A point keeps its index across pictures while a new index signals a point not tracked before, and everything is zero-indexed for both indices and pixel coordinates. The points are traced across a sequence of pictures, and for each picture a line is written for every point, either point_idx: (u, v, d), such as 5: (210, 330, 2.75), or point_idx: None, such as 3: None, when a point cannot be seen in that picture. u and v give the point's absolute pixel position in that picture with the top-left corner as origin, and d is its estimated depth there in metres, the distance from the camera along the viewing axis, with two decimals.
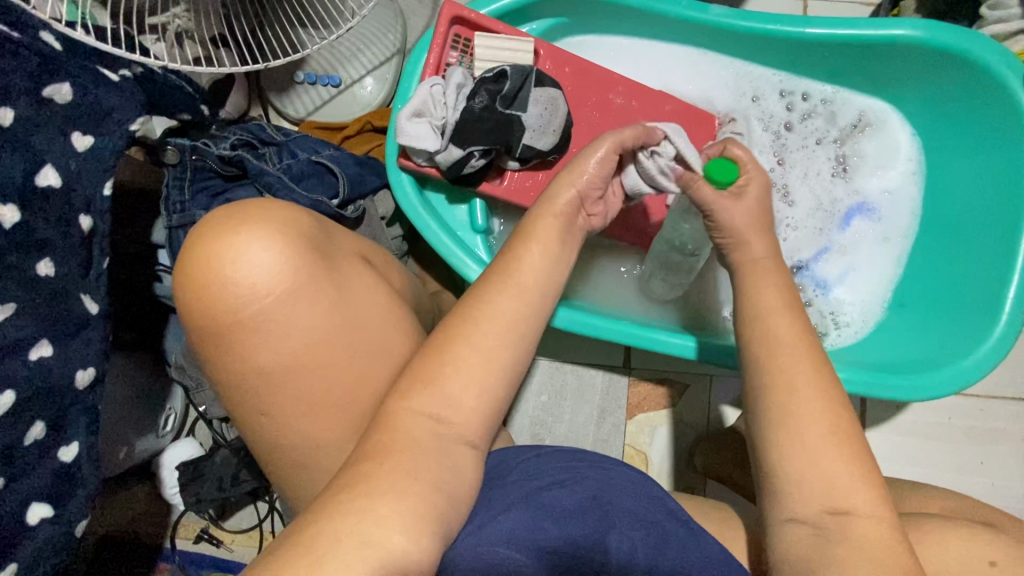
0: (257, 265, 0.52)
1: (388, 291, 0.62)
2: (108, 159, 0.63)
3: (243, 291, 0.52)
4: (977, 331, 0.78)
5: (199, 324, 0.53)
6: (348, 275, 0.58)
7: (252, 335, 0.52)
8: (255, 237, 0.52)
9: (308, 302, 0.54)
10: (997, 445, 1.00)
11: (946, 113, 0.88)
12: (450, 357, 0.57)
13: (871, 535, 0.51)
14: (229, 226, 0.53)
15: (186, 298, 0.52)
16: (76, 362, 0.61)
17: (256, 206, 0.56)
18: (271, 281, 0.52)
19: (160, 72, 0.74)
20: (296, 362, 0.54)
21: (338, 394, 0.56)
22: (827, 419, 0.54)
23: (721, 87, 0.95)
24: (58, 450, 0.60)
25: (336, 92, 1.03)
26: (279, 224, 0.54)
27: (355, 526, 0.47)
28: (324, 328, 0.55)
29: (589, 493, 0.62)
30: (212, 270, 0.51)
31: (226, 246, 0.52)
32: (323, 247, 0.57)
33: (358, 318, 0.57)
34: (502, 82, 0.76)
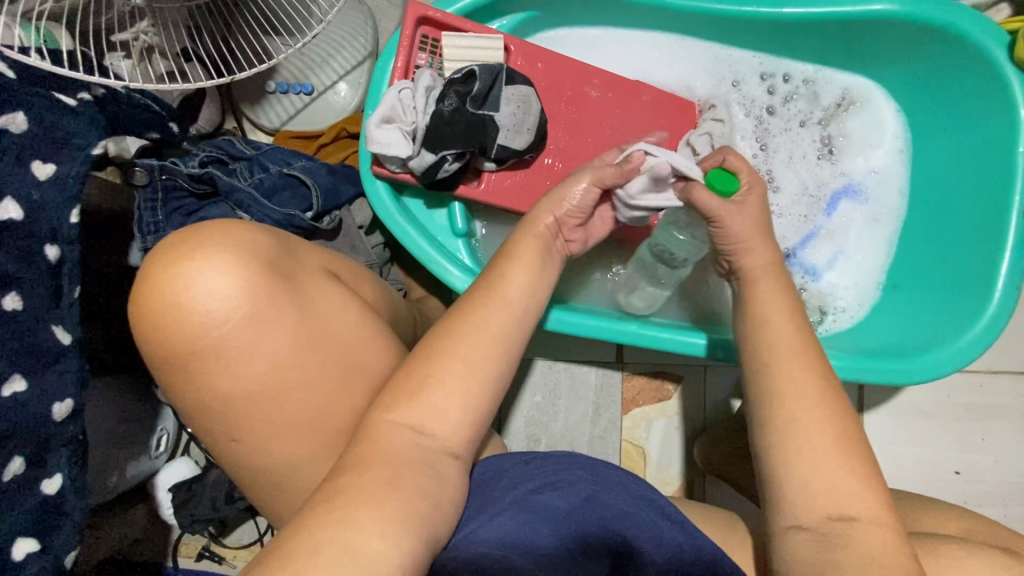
0: (223, 290, 0.51)
1: (360, 307, 0.60)
2: (72, 185, 0.62)
3: (202, 318, 0.51)
4: (971, 309, 0.76)
5: (161, 354, 0.52)
6: (318, 293, 0.57)
7: (216, 360, 0.52)
8: (211, 261, 0.51)
9: (271, 325, 0.53)
10: (997, 420, 0.99)
11: (928, 88, 0.86)
12: (429, 369, 0.56)
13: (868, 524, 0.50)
14: (184, 252, 0.52)
15: (154, 326, 0.51)
16: (52, 394, 0.59)
17: (214, 228, 0.55)
18: (239, 304, 0.52)
19: (123, 92, 0.73)
20: (264, 386, 0.53)
21: (313, 416, 0.55)
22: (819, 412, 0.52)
23: (699, 73, 0.93)
24: (41, 484, 0.59)
25: (309, 100, 1.01)
26: (236, 245, 0.53)
27: (336, 536, 0.45)
28: (291, 350, 0.54)
29: (582, 495, 0.61)
30: (168, 297, 0.51)
31: (190, 271, 0.51)
32: (283, 266, 0.56)
33: (328, 336, 0.56)
34: (471, 82, 0.74)
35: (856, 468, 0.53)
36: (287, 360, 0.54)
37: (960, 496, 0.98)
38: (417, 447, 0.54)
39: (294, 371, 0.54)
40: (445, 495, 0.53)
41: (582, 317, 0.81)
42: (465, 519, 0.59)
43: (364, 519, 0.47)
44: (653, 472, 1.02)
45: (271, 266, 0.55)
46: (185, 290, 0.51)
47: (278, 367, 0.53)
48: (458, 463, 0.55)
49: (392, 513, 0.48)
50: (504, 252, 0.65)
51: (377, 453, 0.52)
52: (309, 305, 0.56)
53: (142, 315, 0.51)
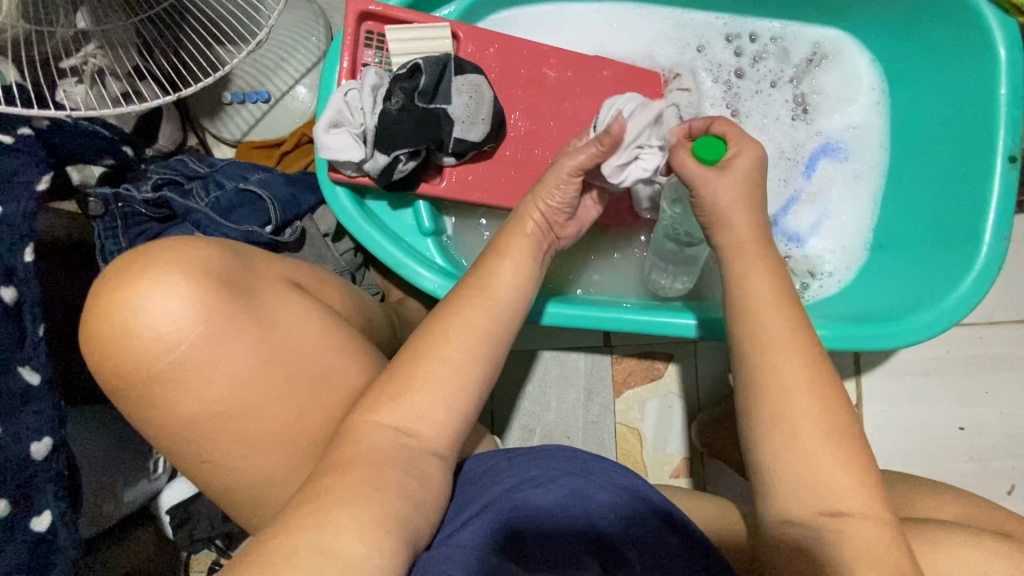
0: (172, 315, 0.50)
1: (323, 317, 0.59)
2: (22, 224, 0.61)
3: (155, 343, 0.50)
4: (960, 264, 0.73)
5: (119, 386, 0.52)
6: (269, 308, 0.55)
7: (174, 385, 0.51)
8: (158, 285, 0.50)
9: (226, 348, 0.52)
10: (1001, 371, 0.97)
11: (902, 34, 0.82)
12: (394, 373, 0.54)
13: (862, 503, 0.47)
14: (129, 278, 0.51)
15: (105, 360, 0.51)
16: (26, 434, 0.59)
17: (163, 249, 0.54)
18: (186, 330, 0.51)
19: (68, 122, 0.72)
20: (223, 409, 0.53)
21: (279, 433, 0.54)
22: (800, 382, 0.50)
23: (662, 41, 0.89)
24: (29, 521, 0.59)
25: (266, 108, 0.98)
26: (185, 265, 0.52)
27: (311, 538, 0.44)
28: (249, 370, 0.53)
29: (566, 490, 0.59)
30: (119, 326, 0.50)
31: (137, 298, 0.50)
32: (238, 283, 0.55)
33: (288, 352, 0.55)
34: (418, 77, 0.72)
35: (856, 439, 0.49)
36: (238, 384, 0.53)
37: (968, 451, 0.96)
38: (398, 450, 0.52)
39: (254, 392, 0.53)
40: (424, 498, 0.52)
41: (580, 309, 0.79)
42: (445, 522, 0.57)
43: (339, 521, 0.45)
44: (650, 453, 1.00)
45: (224, 282, 0.53)
46: (129, 319, 0.50)
47: (233, 390, 0.52)
48: (436, 469, 0.54)
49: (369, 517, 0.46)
50: (492, 248, 0.62)
51: (354, 452, 0.51)
52: (266, 324, 0.54)
53: (94, 346, 0.51)
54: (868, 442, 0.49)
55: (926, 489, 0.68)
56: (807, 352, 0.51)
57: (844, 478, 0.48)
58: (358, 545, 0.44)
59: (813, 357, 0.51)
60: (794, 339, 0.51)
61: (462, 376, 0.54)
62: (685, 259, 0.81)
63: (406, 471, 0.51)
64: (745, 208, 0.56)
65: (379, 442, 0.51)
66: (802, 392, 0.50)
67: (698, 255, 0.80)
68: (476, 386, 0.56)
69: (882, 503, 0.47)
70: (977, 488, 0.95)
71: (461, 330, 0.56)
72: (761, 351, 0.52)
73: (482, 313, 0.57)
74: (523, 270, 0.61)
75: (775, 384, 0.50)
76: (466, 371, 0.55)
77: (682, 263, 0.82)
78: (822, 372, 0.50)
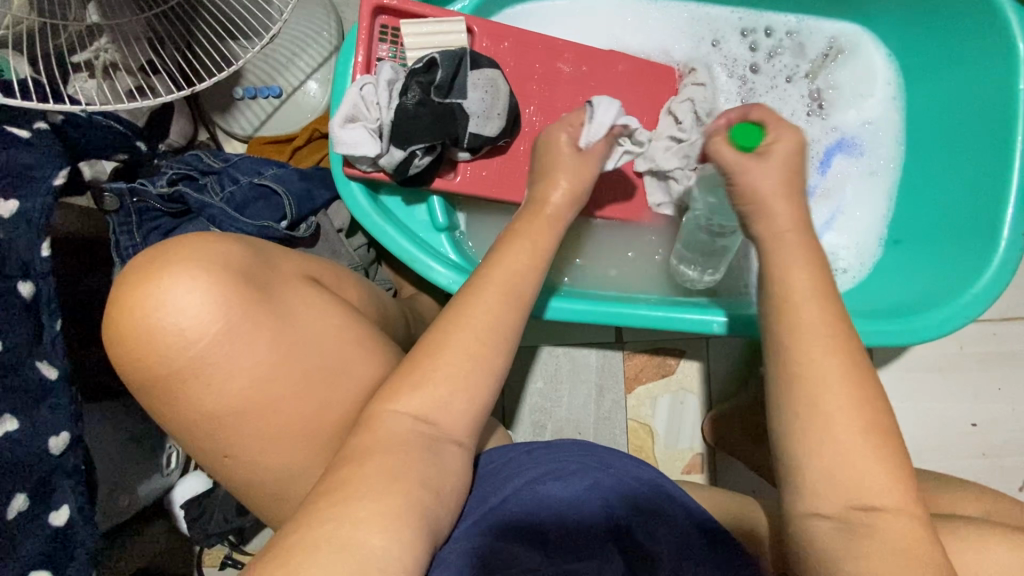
0: (194, 308, 0.50)
1: (342, 312, 0.59)
2: (38, 219, 0.61)
3: (175, 338, 0.50)
4: (977, 261, 0.73)
5: (139, 380, 0.52)
6: (287, 303, 0.55)
7: (195, 380, 0.51)
8: (178, 280, 0.50)
9: (246, 343, 0.52)
10: (1013, 368, 0.96)
11: (919, 29, 0.82)
12: (412, 364, 0.54)
13: (886, 496, 0.47)
14: (149, 273, 0.51)
15: (126, 354, 0.51)
16: (45, 429, 0.59)
17: (183, 244, 0.54)
18: (207, 325, 0.51)
19: (83, 116, 0.73)
20: (244, 404, 0.53)
21: (299, 428, 0.55)
22: (823, 375, 0.50)
23: (676, 36, 0.89)
24: (49, 515, 0.59)
25: (278, 103, 0.98)
26: (206, 260, 0.52)
27: (334, 529, 0.44)
28: (270, 365, 0.53)
29: (586, 484, 0.59)
30: (141, 321, 0.50)
31: (157, 292, 0.50)
32: (258, 278, 0.55)
33: (308, 347, 0.55)
34: (434, 72, 0.72)
35: (880, 433, 0.49)
36: (259, 377, 0.53)
37: (980, 448, 0.96)
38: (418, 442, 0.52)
39: (274, 387, 0.53)
40: (445, 490, 0.52)
41: (590, 304, 0.79)
42: (464, 513, 0.57)
43: (362, 513, 0.45)
44: (662, 449, 1.00)
45: (244, 276, 0.54)
46: (150, 314, 0.50)
47: (253, 383, 0.52)
48: (457, 461, 0.54)
49: (392, 508, 0.46)
50: (508, 236, 0.61)
51: (373, 443, 0.51)
52: (285, 318, 0.54)
53: (115, 341, 0.51)
54: (891, 436, 0.49)
55: (942, 485, 0.68)
56: (830, 346, 0.51)
57: (867, 471, 0.48)
58: (382, 536, 0.44)
59: (837, 350, 0.51)
60: (818, 332, 0.51)
61: (482, 369, 0.54)
62: (718, 250, 0.81)
63: (427, 464, 0.51)
64: (767, 200, 0.56)
65: (401, 435, 0.51)
66: (826, 384, 0.50)
67: (730, 247, 0.80)
68: (495, 379, 0.56)
69: (905, 496, 0.47)
70: (990, 483, 0.95)
71: (482, 324, 0.55)
72: (784, 345, 0.52)
73: (503, 307, 0.57)
74: (542, 265, 0.60)
75: (800, 378, 0.50)
76: (487, 364, 0.55)
77: (716, 254, 0.82)
78: (844, 364, 0.50)
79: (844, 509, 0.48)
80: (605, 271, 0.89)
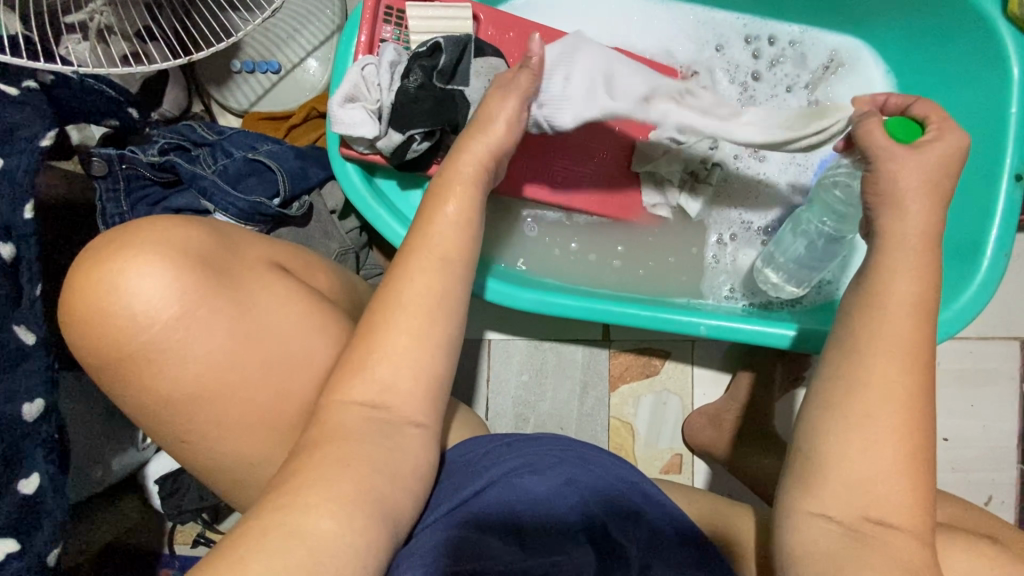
0: (157, 289, 0.50)
1: (308, 296, 0.58)
2: (23, 180, 0.59)
3: (127, 322, 0.49)
4: (959, 278, 0.74)
5: (96, 363, 0.51)
6: (260, 286, 0.55)
7: (151, 364, 0.51)
8: (132, 264, 0.50)
9: (202, 329, 0.51)
10: (987, 386, 0.99)
11: (918, 49, 0.83)
12: (370, 345, 0.51)
13: (862, 507, 0.48)
14: (105, 256, 0.50)
15: (88, 333, 0.50)
16: (19, 394, 0.58)
17: (141, 227, 0.53)
18: (162, 309, 0.50)
19: (75, 78, 0.71)
20: (203, 388, 0.52)
21: (261, 414, 0.54)
22: None
23: (681, 38, 0.89)
24: (18, 484, 0.57)
25: (277, 79, 0.97)
26: (161, 244, 0.51)
27: (293, 515, 0.42)
28: (228, 350, 0.52)
29: (563, 478, 0.59)
30: (96, 305, 0.49)
31: (113, 275, 0.49)
32: (219, 263, 0.54)
33: (268, 332, 0.54)
34: (437, 56, 0.71)
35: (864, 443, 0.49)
36: (234, 356, 0.52)
37: (950, 462, 0.98)
38: (368, 419, 0.50)
39: (234, 373, 0.53)
40: (422, 480, 0.51)
41: (568, 299, 0.79)
42: (440, 499, 0.57)
43: (334, 497, 0.44)
44: (642, 447, 1.01)
45: (203, 262, 0.53)
46: (104, 298, 0.49)
47: (216, 366, 0.52)
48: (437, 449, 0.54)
49: (367, 496, 0.46)
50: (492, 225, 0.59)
51: (328, 432, 0.49)
52: (247, 304, 0.54)
53: (74, 325, 0.51)
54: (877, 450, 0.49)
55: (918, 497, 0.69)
56: None
57: (845, 482, 0.48)
58: (355, 526, 0.43)
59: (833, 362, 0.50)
60: None
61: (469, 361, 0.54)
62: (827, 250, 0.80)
63: (408, 454, 0.50)
64: None
65: (351, 422, 0.50)
66: None
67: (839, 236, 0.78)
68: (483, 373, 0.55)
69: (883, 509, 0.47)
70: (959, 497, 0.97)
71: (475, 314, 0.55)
72: None
73: None
74: None
75: None
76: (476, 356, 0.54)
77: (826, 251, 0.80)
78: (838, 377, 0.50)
79: (814, 509, 0.49)
80: (601, 276, 0.89)
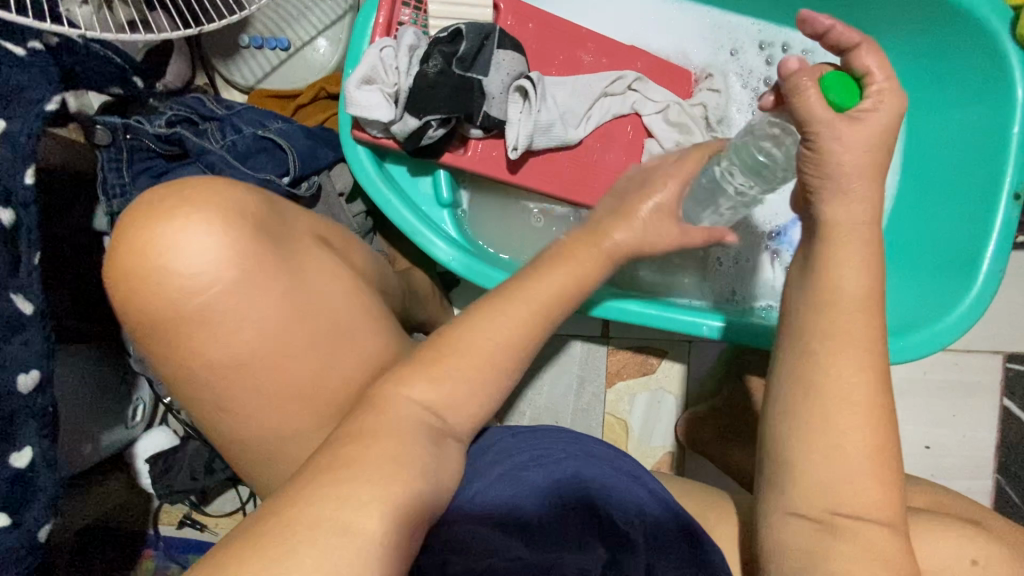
0: (220, 249, 0.48)
1: (348, 275, 0.57)
2: (25, 144, 0.57)
3: (185, 280, 0.47)
4: (955, 291, 0.76)
5: (141, 322, 0.48)
6: (310, 258, 0.54)
7: (206, 326, 0.48)
8: (195, 222, 0.48)
9: (263, 292, 0.49)
10: (969, 397, 1.02)
11: (926, 65, 0.85)
12: None
13: (865, 510, 0.49)
14: (163, 211, 0.48)
15: (137, 290, 0.47)
16: (15, 364, 0.56)
17: (197, 185, 0.51)
18: (224, 269, 0.48)
19: (78, 41, 0.68)
20: (255, 356, 0.50)
21: (302, 390, 0.52)
22: (827, 391, 0.50)
23: (696, 40, 0.90)
24: (10, 456, 0.56)
25: (285, 56, 0.95)
26: (224, 204, 0.50)
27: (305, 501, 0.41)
28: (284, 319, 0.50)
29: (567, 472, 0.59)
30: (149, 260, 0.47)
31: (173, 230, 0.47)
32: (275, 230, 0.53)
33: (320, 305, 0.53)
34: (458, 42, 0.70)
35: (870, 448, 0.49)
36: (290, 326, 0.51)
37: (931, 469, 1.01)
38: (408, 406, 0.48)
39: (289, 343, 0.51)
40: None
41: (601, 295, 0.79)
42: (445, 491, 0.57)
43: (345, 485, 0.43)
44: (635, 445, 1.03)
45: (263, 227, 0.51)
46: (161, 252, 0.46)
47: (271, 334, 0.50)
48: None
49: None
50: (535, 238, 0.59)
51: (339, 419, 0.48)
52: (303, 274, 0.52)
53: (120, 279, 0.47)
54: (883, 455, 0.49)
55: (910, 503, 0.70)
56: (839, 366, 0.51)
57: (851, 487, 0.49)
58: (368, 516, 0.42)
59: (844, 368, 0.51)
60: (825, 353, 0.51)
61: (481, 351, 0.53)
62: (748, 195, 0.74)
63: None
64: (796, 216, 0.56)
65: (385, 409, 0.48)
66: (823, 405, 0.50)
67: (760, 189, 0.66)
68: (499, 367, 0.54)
69: (884, 512, 0.49)
70: None
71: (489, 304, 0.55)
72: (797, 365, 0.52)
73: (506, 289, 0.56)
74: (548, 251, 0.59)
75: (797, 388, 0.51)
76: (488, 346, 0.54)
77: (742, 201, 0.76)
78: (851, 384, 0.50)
79: (813, 508, 0.50)
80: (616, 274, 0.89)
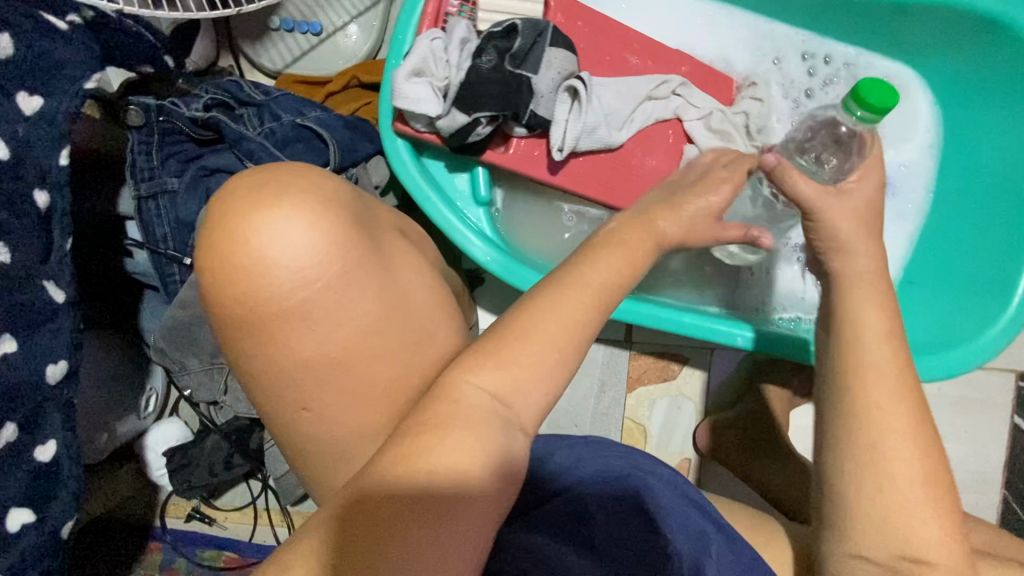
0: (322, 242, 0.46)
1: (430, 279, 0.56)
2: (61, 122, 0.55)
3: (284, 273, 0.45)
4: (988, 312, 0.77)
5: (227, 315, 0.46)
6: (397, 258, 0.52)
7: (300, 323, 0.46)
8: (297, 213, 0.46)
9: (361, 291, 0.47)
10: (981, 414, 1.04)
11: (967, 85, 0.85)
12: None
13: (921, 533, 0.49)
14: (264, 199, 0.46)
15: (231, 280, 0.45)
16: (43, 354, 0.53)
17: (297, 176, 0.49)
18: (326, 264, 0.46)
19: (113, 16, 0.65)
20: (344, 358, 0.47)
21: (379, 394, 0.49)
22: (889, 413, 0.50)
23: (739, 47, 0.89)
24: (34, 450, 0.53)
25: (316, 41, 0.92)
26: (324, 197, 0.48)
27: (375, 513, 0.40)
28: (376, 319, 0.48)
29: (628, 488, 0.59)
30: (249, 249, 0.45)
31: (274, 221, 0.45)
32: (368, 227, 0.51)
33: (407, 307, 0.51)
34: (513, 38, 0.70)
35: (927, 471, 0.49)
36: (381, 326, 0.48)
37: None
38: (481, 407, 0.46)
39: (377, 344, 0.48)
40: None
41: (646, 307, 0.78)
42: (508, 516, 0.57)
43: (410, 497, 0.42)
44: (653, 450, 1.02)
45: (360, 224, 0.50)
46: (259, 243, 0.45)
47: (362, 334, 0.48)
48: None
49: None
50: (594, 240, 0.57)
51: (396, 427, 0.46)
52: (394, 274, 0.51)
53: (214, 266, 0.45)
54: (939, 479, 0.50)
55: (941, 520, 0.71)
56: (900, 388, 0.50)
57: (908, 510, 0.49)
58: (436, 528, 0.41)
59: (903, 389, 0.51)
60: (888, 376, 0.50)
61: None
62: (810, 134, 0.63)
63: None
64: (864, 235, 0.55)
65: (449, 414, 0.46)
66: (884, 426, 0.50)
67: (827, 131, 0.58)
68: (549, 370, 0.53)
69: (939, 535, 0.49)
70: None
71: None
72: (859, 392, 0.50)
73: None
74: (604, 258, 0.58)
75: (859, 409, 0.50)
76: None
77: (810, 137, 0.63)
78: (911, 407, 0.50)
79: (874, 533, 0.49)
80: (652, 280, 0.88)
